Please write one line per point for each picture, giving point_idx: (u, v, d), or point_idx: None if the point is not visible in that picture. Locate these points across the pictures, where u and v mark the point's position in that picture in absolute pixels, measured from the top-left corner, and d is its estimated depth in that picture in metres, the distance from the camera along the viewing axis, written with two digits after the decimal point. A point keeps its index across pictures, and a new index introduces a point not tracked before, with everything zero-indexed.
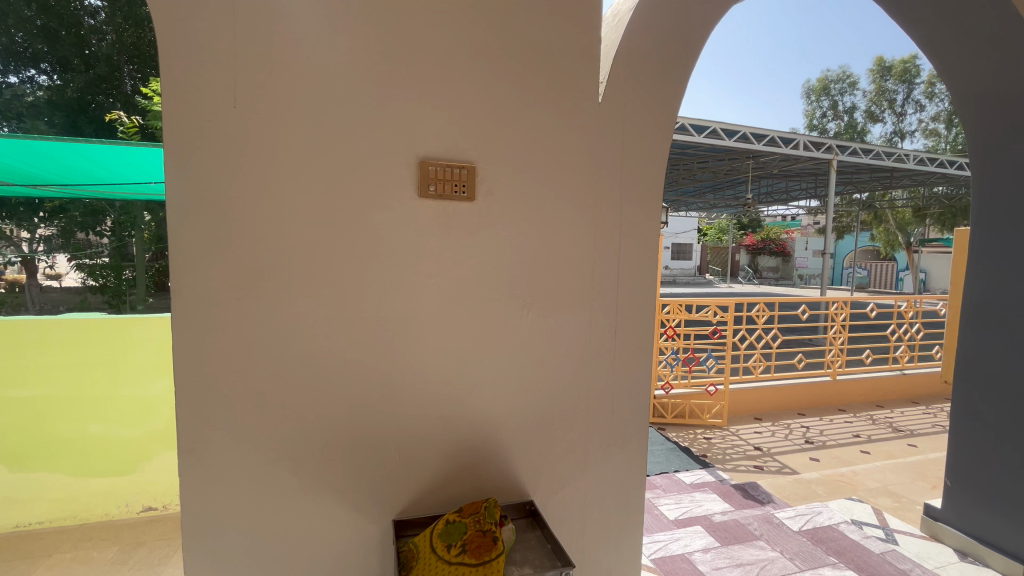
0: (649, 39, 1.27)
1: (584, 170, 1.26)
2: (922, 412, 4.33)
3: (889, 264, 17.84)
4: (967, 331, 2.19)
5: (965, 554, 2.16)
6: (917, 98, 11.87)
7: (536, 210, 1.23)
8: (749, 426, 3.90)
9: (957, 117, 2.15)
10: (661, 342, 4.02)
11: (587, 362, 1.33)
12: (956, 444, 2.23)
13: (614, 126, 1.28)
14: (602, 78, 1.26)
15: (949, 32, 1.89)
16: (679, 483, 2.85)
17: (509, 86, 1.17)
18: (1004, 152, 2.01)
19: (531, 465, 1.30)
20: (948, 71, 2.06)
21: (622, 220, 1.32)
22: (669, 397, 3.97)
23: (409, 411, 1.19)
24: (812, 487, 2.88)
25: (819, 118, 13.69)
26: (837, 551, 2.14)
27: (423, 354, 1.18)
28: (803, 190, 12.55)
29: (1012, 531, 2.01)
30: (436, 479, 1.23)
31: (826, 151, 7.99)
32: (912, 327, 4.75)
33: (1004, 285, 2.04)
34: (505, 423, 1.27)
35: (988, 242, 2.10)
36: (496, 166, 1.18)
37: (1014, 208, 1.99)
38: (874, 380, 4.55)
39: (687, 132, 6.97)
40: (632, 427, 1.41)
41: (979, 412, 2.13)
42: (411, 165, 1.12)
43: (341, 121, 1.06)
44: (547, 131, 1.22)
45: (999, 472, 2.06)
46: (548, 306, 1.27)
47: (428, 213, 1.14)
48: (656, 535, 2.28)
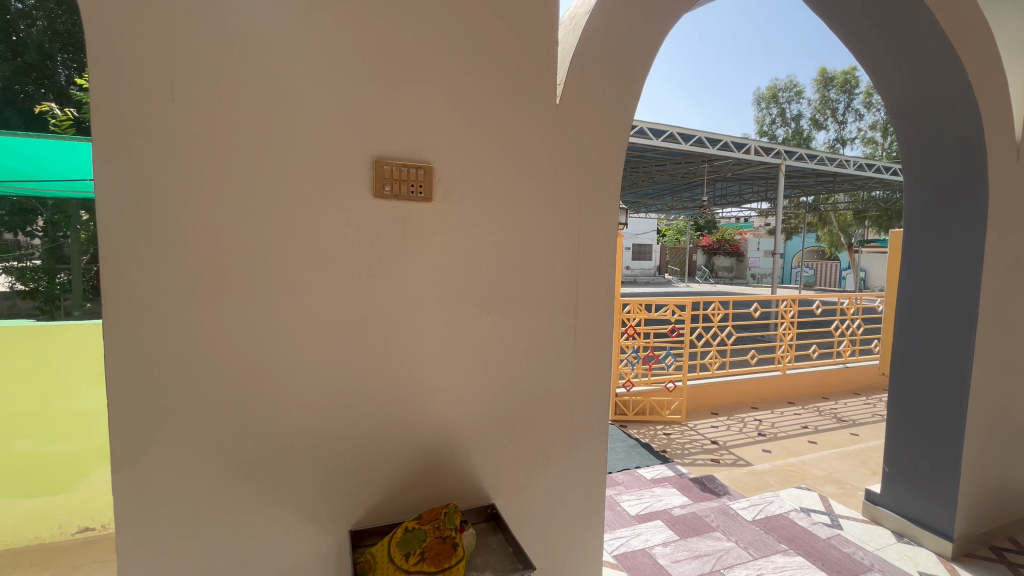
0: (605, 43, 1.29)
1: (542, 172, 1.26)
2: (863, 403, 4.60)
3: (833, 264, 18.90)
4: (902, 326, 2.33)
5: (902, 535, 2.30)
6: (857, 108, 12.65)
7: (495, 212, 1.22)
8: (706, 421, 4.03)
9: (891, 124, 2.28)
10: (622, 341, 4.11)
11: (547, 363, 1.33)
12: (894, 431, 2.37)
13: (572, 128, 1.29)
14: (559, 80, 1.26)
15: (884, 43, 2.01)
16: (640, 479, 2.92)
17: (466, 87, 1.16)
18: (933, 158, 2.15)
19: (491, 468, 1.29)
20: (883, 81, 2.18)
21: (581, 221, 1.33)
22: (630, 394, 4.05)
23: (366, 417, 1.15)
24: (764, 477, 3.00)
25: (768, 125, 14.36)
26: (787, 538, 2.24)
27: (380, 359, 1.15)
28: (755, 193, 13.12)
29: (943, 511, 2.17)
30: (395, 486, 1.20)
31: (775, 156, 8.39)
32: (854, 322, 5.04)
33: (935, 282, 2.18)
34: (465, 427, 1.25)
35: (919, 242, 2.24)
36: (454, 166, 1.17)
37: (944, 209, 2.14)
38: (820, 373, 4.80)
39: (646, 135, 7.17)
40: (593, 427, 1.42)
41: (914, 401, 2.28)
42: (365, 164, 1.09)
43: (290, 116, 1.02)
44: (505, 132, 1.21)
45: (933, 456, 2.21)
46: (507, 308, 1.27)
47: (384, 214, 1.12)
48: (618, 531, 2.32)
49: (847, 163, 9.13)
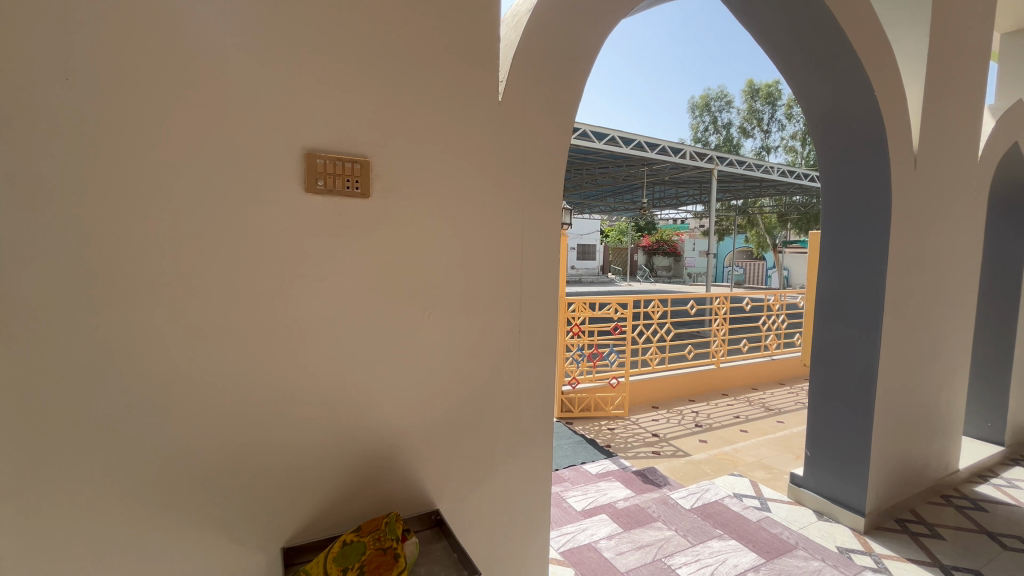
0: (546, 43, 1.29)
1: (486, 170, 1.25)
2: (787, 392, 4.96)
3: (760, 264, 20.26)
4: (821, 321, 2.51)
5: (822, 514, 2.49)
6: (779, 118, 13.65)
7: (437, 209, 1.19)
8: (647, 415, 4.18)
9: (810, 133, 2.45)
10: (567, 340, 4.19)
11: (491, 363, 1.31)
12: (815, 419, 2.56)
13: (515, 127, 1.28)
14: (501, 78, 1.25)
15: (805, 58, 2.16)
16: (585, 474, 2.97)
17: (405, 80, 1.12)
18: (846, 166, 2.33)
19: (435, 473, 1.25)
20: (803, 94, 2.34)
21: (525, 220, 1.33)
22: (576, 392, 4.12)
23: (298, 426, 1.09)
24: (701, 466, 3.15)
25: (702, 132, 15.16)
26: (722, 524, 2.35)
27: (314, 363, 1.09)
28: (692, 196, 13.79)
29: (857, 489, 2.37)
30: (331, 498, 1.14)
31: (709, 161, 8.88)
32: (779, 318, 5.42)
33: (849, 280, 2.37)
34: (408, 431, 1.21)
35: (835, 243, 2.42)
36: (393, 161, 1.12)
37: (856, 212, 2.33)
38: (750, 366, 5.12)
39: (589, 138, 7.38)
40: (538, 426, 1.42)
41: (831, 389, 2.47)
42: (296, 157, 1.02)
43: (210, 103, 0.94)
44: (448, 127, 1.18)
45: (848, 439, 2.41)
46: (450, 308, 1.24)
47: (316, 210, 1.05)
48: (564, 528, 2.34)
49: (772, 170, 9.83)
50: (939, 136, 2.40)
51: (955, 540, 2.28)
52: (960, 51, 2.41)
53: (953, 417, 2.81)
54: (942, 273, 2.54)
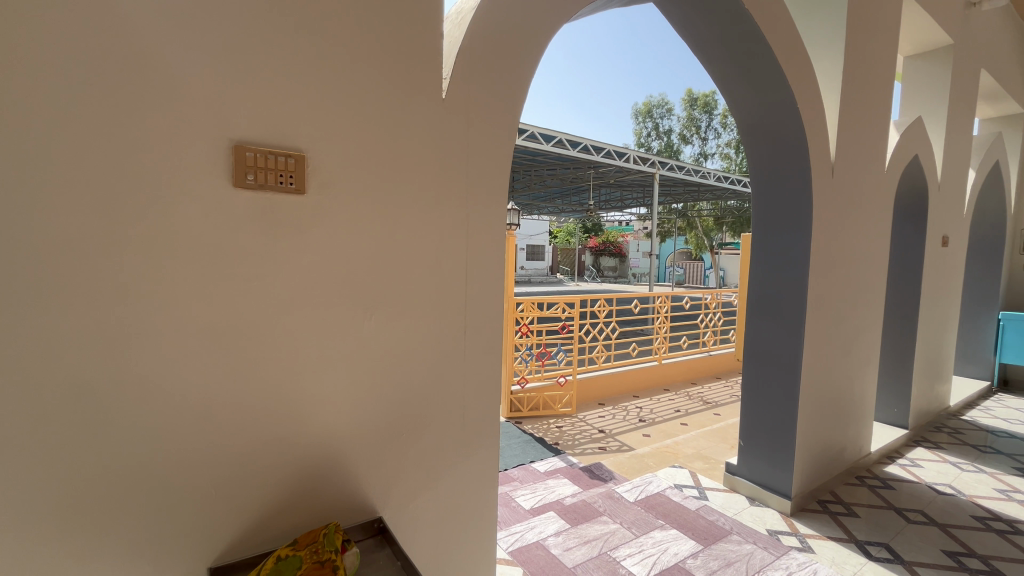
0: (491, 42, 1.29)
1: (429, 169, 1.22)
2: (723, 385, 5.25)
3: (698, 264, 21.32)
4: (751, 318, 2.68)
5: (754, 499, 2.65)
6: (715, 127, 14.47)
7: (379, 207, 1.15)
8: (594, 412, 4.29)
9: (742, 142, 2.61)
10: (516, 340, 4.22)
11: (436, 365, 1.29)
12: (748, 411, 2.72)
13: (460, 126, 1.26)
14: (445, 75, 1.23)
15: (737, 70, 2.29)
16: (534, 473, 2.99)
17: (343, 72, 1.07)
18: (772, 174, 2.49)
19: (378, 479, 1.21)
20: (735, 105, 2.48)
21: (470, 220, 1.32)
22: (524, 391, 4.16)
23: (225, 438, 1.01)
24: (644, 459, 3.27)
25: (644, 137, 15.71)
26: (664, 514, 2.45)
27: (246, 370, 1.02)
28: (636, 199, 14.28)
29: (784, 475, 2.55)
30: (265, 513, 1.07)
31: (651, 165, 9.24)
32: (715, 316, 5.73)
33: (777, 279, 2.53)
34: (349, 437, 1.16)
35: (765, 245, 2.58)
36: (331, 157, 1.07)
37: (781, 217, 2.50)
38: (689, 361, 5.38)
39: (536, 140, 7.47)
40: (485, 427, 1.42)
41: (760, 382, 2.64)
42: (223, 149, 0.95)
43: (121, 88, 0.85)
44: (390, 123, 1.15)
45: (776, 428, 2.58)
46: (393, 309, 1.20)
47: (245, 206, 0.99)
48: (512, 528, 2.35)
49: (708, 175, 10.36)
50: (852, 148, 2.62)
51: (868, 517, 2.50)
52: (869, 71, 2.64)
53: (866, 404, 3.08)
54: (856, 272, 2.77)
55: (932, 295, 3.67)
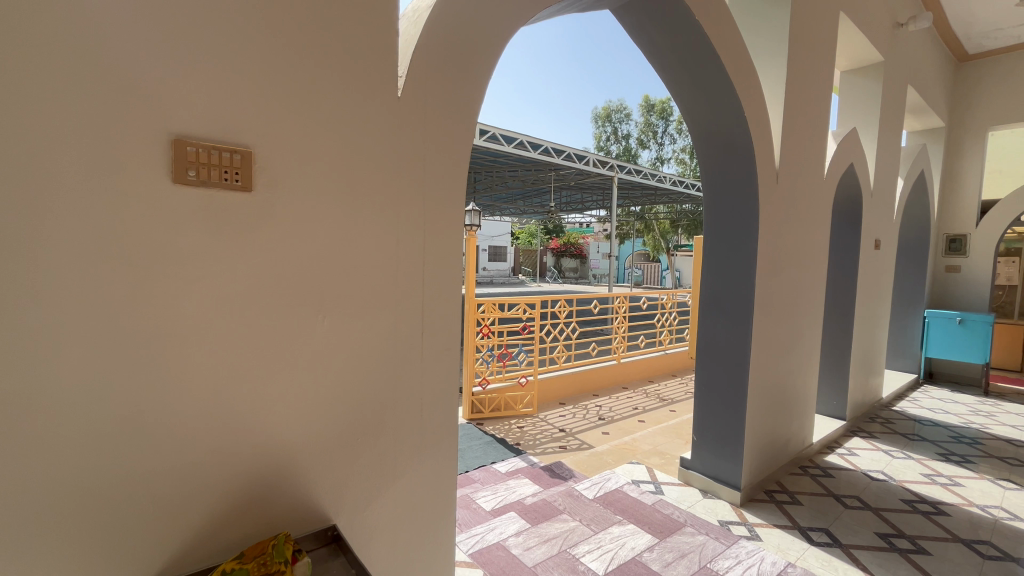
0: (447, 41, 1.28)
1: (384, 168, 1.20)
2: (679, 382, 5.44)
3: (656, 265, 21.97)
4: (703, 317, 2.78)
5: (707, 492, 2.75)
6: (671, 133, 14.98)
7: (332, 206, 1.12)
8: (555, 411, 4.34)
9: (695, 148, 2.70)
10: (477, 341, 4.20)
11: (392, 367, 1.27)
12: (700, 407, 2.82)
13: (416, 125, 1.25)
14: (401, 73, 1.21)
15: (690, 78, 2.38)
16: (495, 474, 2.99)
17: (294, 66, 1.04)
18: (723, 178, 2.60)
19: (331, 486, 1.18)
20: (688, 111, 2.57)
21: (427, 220, 1.30)
22: (486, 392, 4.15)
23: (163, 449, 0.95)
24: (603, 457, 3.33)
25: (604, 141, 16.06)
26: (622, 510, 2.50)
27: (188, 375, 0.97)
28: (596, 201, 14.56)
29: (733, 467, 2.66)
30: (209, 527, 1.02)
31: (611, 169, 9.46)
32: (671, 315, 5.93)
33: (727, 280, 2.64)
34: (299, 443, 1.12)
35: (715, 247, 2.69)
36: (280, 153, 1.04)
37: (731, 219, 2.61)
38: (647, 360, 5.53)
39: (498, 141, 7.49)
40: (442, 429, 1.40)
41: (712, 378, 2.74)
42: (162, 143, 0.90)
43: (45, 74, 0.79)
44: (344, 120, 1.12)
45: (727, 422, 2.69)
46: (347, 310, 1.17)
47: (187, 202, 0.94)
48: (473, 530, 2.33)
49: (664, 179, 10.71)
50: (795, 155, 2.77)
51: (810, 504, 2.65)
52: (810, 84, 2.81)
53: (808, 398, 3.26)
54: (799, 273, 2.93)
55: (866, 294, 3.94)
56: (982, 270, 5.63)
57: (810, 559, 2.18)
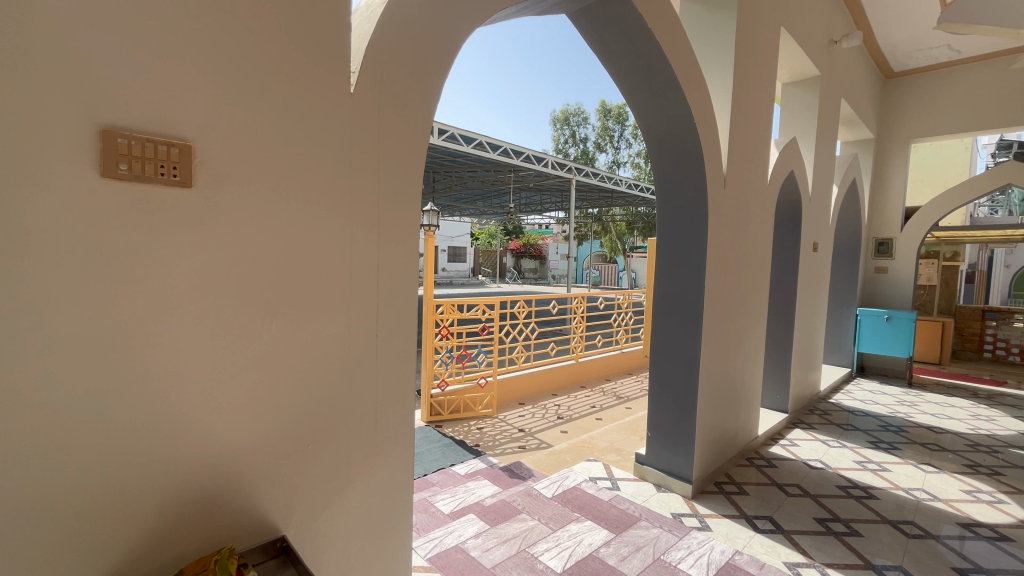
0: (403, 38, 1.26)
1: (336, 166, 1.17)
2: (634, 380, 5.59)
3: (612, 267, 22.47)
4: (658, 317, 2.86)
5: (661, 486, 2.84)
6: (627, 137, 15.37)
7: (280, 205, 1.08)
8: (514, 411, 4.35)
9: (649, 152, 2.78)
10: (436, 342, 4.14)
11: (345, 370, 1.24)
12: (654, 404, 2.90)
13: (370, 122, 1.22)
14: (354, 68, 1.18)
15: (644, 85, 2.45)
16: (454, 476, 2.96)
17: (239, 56, 0.99)
18: (675, 182, 2.69)
19: (280, 495, 1.13)
20: (642, 117, 2.64)
21: (381, 220, 1.28)
22: (445, 394, 4.11)
23: (90, 465, 0.87)
24: (561, 455, 3.37)
25: (562, 144, 16.28)
26: (579, 507, 2.54)
27: (122, 383, 0.90)
28: (554, 203, 14.74)
29: (685, 461, 2.76)
30: (144, 546, 0.95)
31: (569, 171, 9.61)
32: (627, 315, 6.09)
33: (679, 280, 2.74)
34: (245, 452, 1.07)
35: (668, 249, 2.77)
36: (223, 146, 0.98)
37: (683, 222, 2.70)
38: (604, 359, 5.66)
39: (457, 141, 7.44)
40: (398, 433, 1.38)
41: (665, 375, 2.83)
42: (91, 133, 0.84)
43: None
44: (293, 114, 1.08)
45: (679, 418, 2.78)
46: (297, 312, 1.13)
47: (119, 197, 0.87)
48: (431, 534, 2.30)
49: (620, 182, 10.98)
50: (741, 162, 2.91)
51: (755, 494, 2.79)
52: (754, 95, 2.96)
53: (754, 392, 3.42)
54: (745, 274, 3.08)
55: (806, 294, 4.18)
56: (906, 271, 6.11)
57: (755, 546, 2.29)
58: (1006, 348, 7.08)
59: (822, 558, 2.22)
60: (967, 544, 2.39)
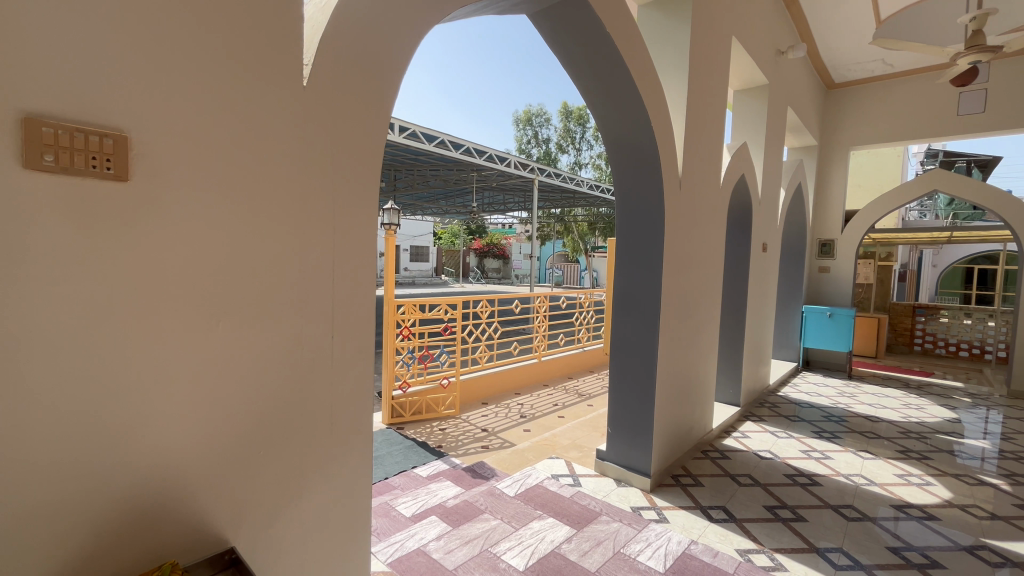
0: (358, 30, 1.22)
1: (287, 161, 1.12)
2: (596, 378, 5.69)
3: (575, 266, 22.76)
4: (618, 315, 2.92)
5: (621, 481, 2.90)
6: (589, 139, 15.61)
7: (227, 201, 1.03)
8: (477, 411, 4.34)
9: (609, 154, 2.83)
10: (397, 343, 4.07)
11: (298, 372, 1.19)
12: (615, 400, 2.96)
13: (323, 116, 1.18)
14: (306, 60, 1.14)
15: (603, 88, 2.49)
16: (416, 478, 2.92)
17: (179, 44, 0.94)
18: (633, 183, 2.75)
19: (228, 505, 1.08)
20: (602, 119, 2.69)
21: (335, 218, 1.24)
22: (406, 396, 4.04)
23: (9, 481, 0.80)
24: (524, 454, 3.39)
25: (525, 144, 16.36)
26: (542, 505, 2.57)
27: (46, 392, 0.83)
28: (517, 203, 14.79)
29: (644, 456, 2.83)
30: (73, 568, 0.88)
31: (532, 171, 9.67)
32: (588, 314, 6.19)
33: (638, 279, 2.80)
34: (189, 463, 1.01)
35: (627, 249, 2.83)
36: (163, 137, 0.93)
37: (641, 222, 2.77)
38: (566, 357, 5.73)
39: (419, 139, 7.34)
40: (354, 436, 1.34)
41: (624, 372, 2.90)
42: (10, 121, 0.77)
43: None
44: (241, 108, 1.03)
45: (638, 414, 2.85)
46: (246, 315, 1.08)
47: (42, 190, 0.81)
48: (392, 538, 2.26)
49: (582, 183, 11.15)
50: (696, 165, 3.00)
51: (710, 485, 2.89)
52: (707, 102, 3.07)
53: (708, 387, 3.55)
54: (700, 273, 3.19)
55: (756, 293, 4.38)
56: (846, 270, 6.50)
57: (710, 535, 2.37)
58: (934, 341, 7.64)
59: (771, 543, 2.33)
60: (901, 524, 2.56)
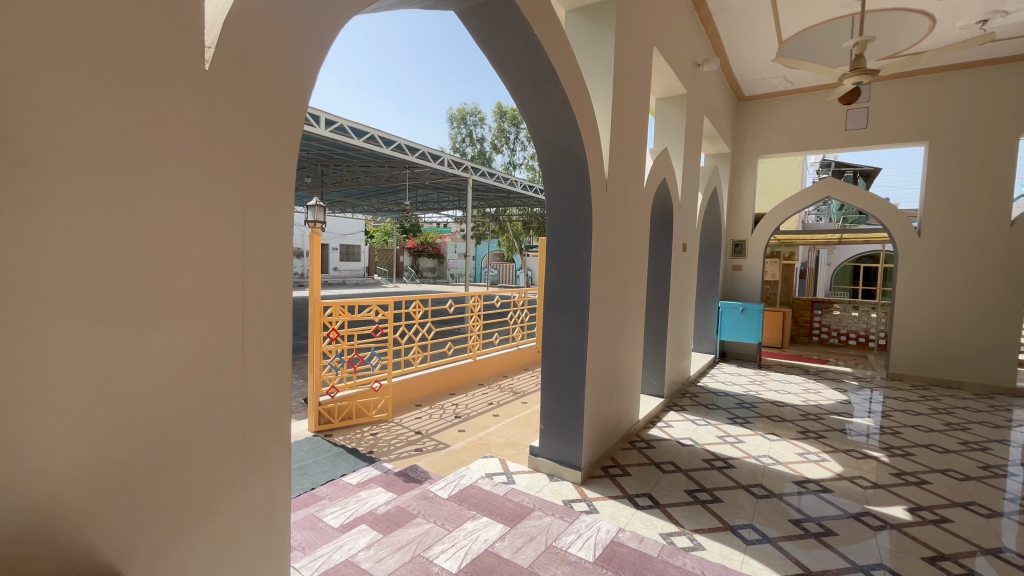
0: (269, 15, 1.15)
1: (190, 151, 1.03)
2: (530, 375, 5.78)
3: (510, 266, 22.96)
4: (550, 314, 2.97)
5: (553, 476, 2.97)
6: (522, 140, 15.78)
7: (117, 195, 0.92)
8: (410, 414, 4.24)
9: (539, 154, 2.87)
10: (324, 346, 3.86)
11: (202, 383, 1.10)
12: (546, 397, 3.01)
13: (229, 104, 1.09)
14: (209, 43, 1.06)
15: (534, 90, 2.52)
16: (345, 487, 2.80)
17: (56, 12, 0.82)
18: (562, 184, 2.80)
19: (123, 533, 0.97)
20: (533, 120, 2.72)
21: (245, 215, 1.16)
22: (334, 401, 3.85)
23: None
24: (458, 455, 3.36)
25: (459, 143, 16.25)
26: (475, 504, 2.56)
27: None
28: (452, 202, 14.66)
29: (574, 450, 2.91)
30: None
31: (466, 170, 9.63)
32: (522, 312, 6.26)
33: (568, 278, 2.87)
34: (74, 492, 0.89)
35: (558, 250, 2.88)
36: (35, 118, 0.80)
37: (570, 222, 2.84)
38: (501, 356, 5.76)
39: (347, 133, 7.04)
40: (270, 447, 1.27)
41: (556, 369, 2.96)
42: None
43: None
44: (134, 90, 0.93)
45: (569, 409, 2.92)
46: (142, 320, 0.98)
47: None
48: (318, 551, 2.15)
49: (517, 183, 11.26)
50: (622, 168, 3.14)
51: (636, 474, 3.03)
52: (631, 109, 3.21)
53: (635, 381, 3.72)
54: (626, 271, 3.33)
55: (677, 290, 4.65)
56: (756, 269, 7.08)
57: (637, 522, 2.49)
58: (829, 332, 8.52)
59: (691, 525, 2.48)
60: (802, 498, 2.83)
